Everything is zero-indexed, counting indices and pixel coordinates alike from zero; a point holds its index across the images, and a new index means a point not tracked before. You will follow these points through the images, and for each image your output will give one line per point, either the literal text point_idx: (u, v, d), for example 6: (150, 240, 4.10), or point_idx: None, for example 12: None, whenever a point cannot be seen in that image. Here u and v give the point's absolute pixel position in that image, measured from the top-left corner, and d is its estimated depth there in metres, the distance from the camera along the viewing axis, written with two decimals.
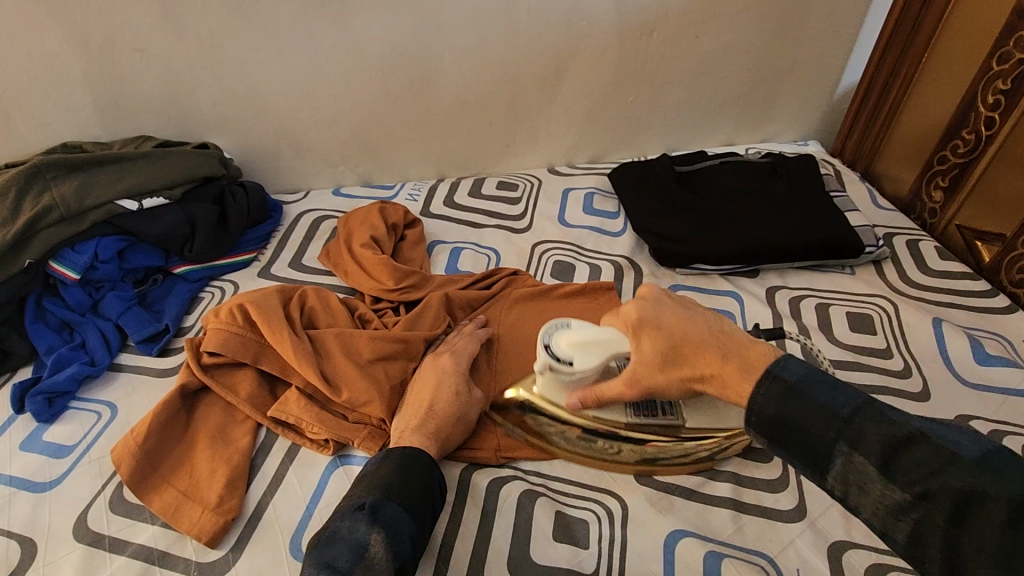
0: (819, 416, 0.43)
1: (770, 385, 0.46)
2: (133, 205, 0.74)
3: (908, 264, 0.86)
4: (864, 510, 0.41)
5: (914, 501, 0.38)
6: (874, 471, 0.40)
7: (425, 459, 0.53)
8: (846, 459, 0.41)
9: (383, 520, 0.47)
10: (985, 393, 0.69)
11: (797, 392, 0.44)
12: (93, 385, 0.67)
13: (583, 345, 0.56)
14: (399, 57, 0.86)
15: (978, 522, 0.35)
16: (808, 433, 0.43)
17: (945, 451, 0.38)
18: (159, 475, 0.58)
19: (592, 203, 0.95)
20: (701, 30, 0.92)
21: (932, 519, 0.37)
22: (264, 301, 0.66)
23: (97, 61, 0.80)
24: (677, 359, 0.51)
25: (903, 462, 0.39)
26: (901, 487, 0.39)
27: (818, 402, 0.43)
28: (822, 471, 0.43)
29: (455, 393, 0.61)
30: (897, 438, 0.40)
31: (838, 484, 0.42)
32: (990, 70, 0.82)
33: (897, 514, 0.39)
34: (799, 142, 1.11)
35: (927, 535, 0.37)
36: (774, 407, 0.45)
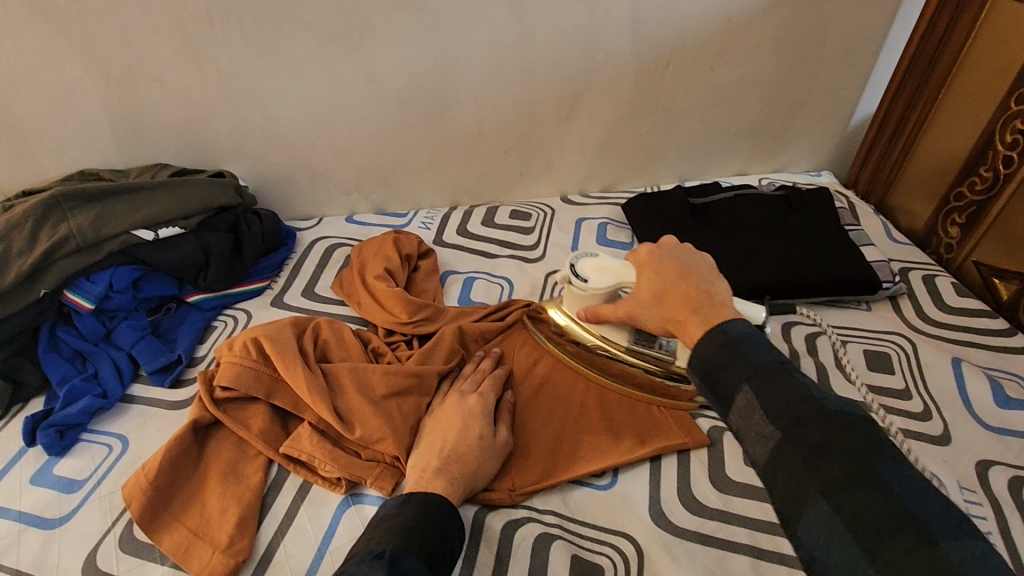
0: (744, 365, 0.46)
1: (718, 334, 0.49)
2: (149, 235, 0.74)
3: (925, 301, 0.85)
4: (742, 438, 0.45)
5: (778, 435, 0.42)
6: (763, 409, 0.44)
7: (445, 507, 0.53)
8: (748, 397, 0.45)
9: (402, 570, 0.46)
10: (1006, 437, 0.68)
11: (735, 344, 0.47)
12: (106, 417, 0.67)
13: (600, 267, 0.67)
14: (416, 88, 0.87)
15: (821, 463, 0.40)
16: (727, 372, 0.46)
17: (818, 405, 0.42)
18: (170, 513, 0.57)
19: (605, 234, 0.95)
20: (715, 62, 0.93)
21: (786, 451, 0.42)
22: (278, 334, 0.66)
23: (117, 91, 0.81)
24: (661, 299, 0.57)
25: (787, 409, 0.43)
26: (774, 423, 0.43)
27: (750, 354, 0.46)
28: (725, 403, 0.46)
29: (479, 436, 0.61)
30: (795, 391, 0.43)
31: (733, 416, 0.46)
32: (1008, 109, 0.81)
33: (762, 442, 0.43)
34: (812, 173, 1.11)
35: (779, 462, 0.42)
36: (710, 351, 0.48)
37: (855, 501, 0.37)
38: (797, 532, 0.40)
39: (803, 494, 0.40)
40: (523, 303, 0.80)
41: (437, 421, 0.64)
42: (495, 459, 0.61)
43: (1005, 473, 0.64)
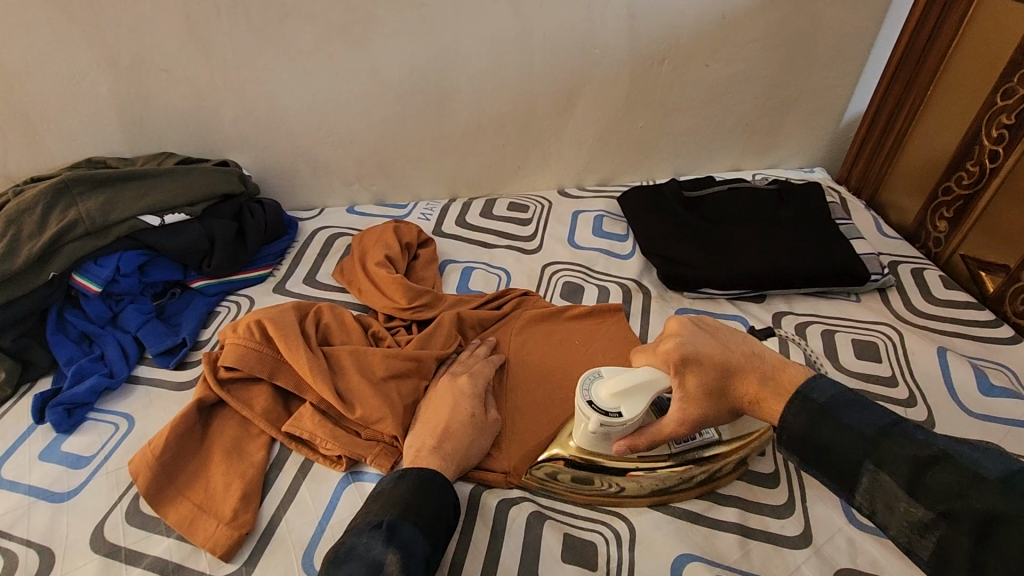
0: (849, 436, 0.45)
1: (800, 407, 0.48)
2: (155, 221, 0.75)
3: (912, 293, 0.87)
4: (889, 527, 0.44)
5: (936, 519, 0.41)
6: (900, 490, 0.42)
7: (440, 481, 0.55)
8: (873, 477, 0.44)
9: (398, 541, 0.48)
10: (989, 423, 0.70)
11: (827, 414, 0.47)
12: (112, 397, 0.68)
13: (627, 393, 0.54)
14: (417, 80, 0.89)
15: (999, 544, 0.37)
16: (837, 453, 0.46)
17: (963, 471, 0.40)
18: (175, 488, 0.59)
19: (601, 226, 0.97)
20: (710, 59, 0.95)
21: (956, 537, 0.40)
22: (281, 317, 0.68)
23: (125, 80, 0.82)
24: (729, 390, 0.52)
25: (930, 484, 0.41)
26: (925, 505, 0.41)
27: (846, 425, 0.46)
28: (851, 488, 0.45)
29: (472, 415, 0.63)
30: (923, 459, 0.42)
31: (868, 502, 0.45)
32: (994, 104, 0.83)
33: (919, 531, 0.42)
34: (805, 169, 1.13)
35: (947, 550, 0.40)
36: (802, 426, 0.48)
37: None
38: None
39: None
40: (519, 291, 0.82)
41: (432, 402, 0.66)
42: (486, 437, 0.63)
43: None
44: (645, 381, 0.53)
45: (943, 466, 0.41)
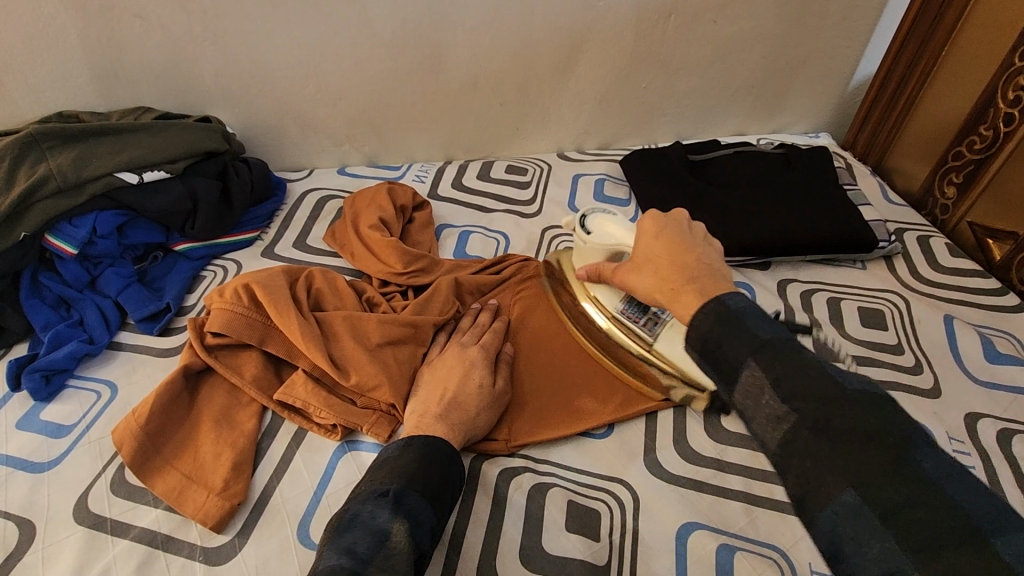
0: (745, 337, 0.43)
1: (710, 309, 0.45)
2: (133, 178, 0.71)
3: (919, 260, 0.86)
4: (752, 422, 0.41)
5: (790, 416, 0.39)
6: (772, 387, 0.40)
7: (446, 452, 0.53)
8: (751, 374, 0.42)
9: (405, 511, 0.46)
10: (994, 391, 0.69)
11: (733, 317, 0.44)
12: (93, 364, 0.65)
13: (608, 225, 0.67)
14: (411, 31, 0.83)
15: (843, 448, 0.36)
16: (724, 347, 0.43)
17: (836, 386, 0.39)
18: (163, 457, 0.56)
19: (602, 190, 0.94)
20: (719, 14, 0.90)
21: (801, 434, 0.38)
22: (270, 281, 0.64)
23: (96, 27, 0.77)
24: (659, 279, 0.52)
25: (799, 387, 0.39)
26: (785, 401, 0.39)
27: (748, 327, 0.43)
28: (729, 382, 0.43)
29: (480, 386, 0.61)
30: (801, 366, 0.40)
31: (738, 396, 0.42)
32: (1012, 65, 0.80)
33: (774, 425, 0.40)
34: (810, 134, 1.10)
35: (790, 445, 0.38)
36: (707, 324, 0.45)
37: (885, 488, 0.34)
38: (817, 526, 0.36)
39: (826, 486, 0.36)
40: (519, 257, 0.79)
41: (433, 369, 0.63)
42: (495, 408, 0.61)
43: (993, 425, 0.65)
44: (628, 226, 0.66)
45: (821, 377, 0.39)
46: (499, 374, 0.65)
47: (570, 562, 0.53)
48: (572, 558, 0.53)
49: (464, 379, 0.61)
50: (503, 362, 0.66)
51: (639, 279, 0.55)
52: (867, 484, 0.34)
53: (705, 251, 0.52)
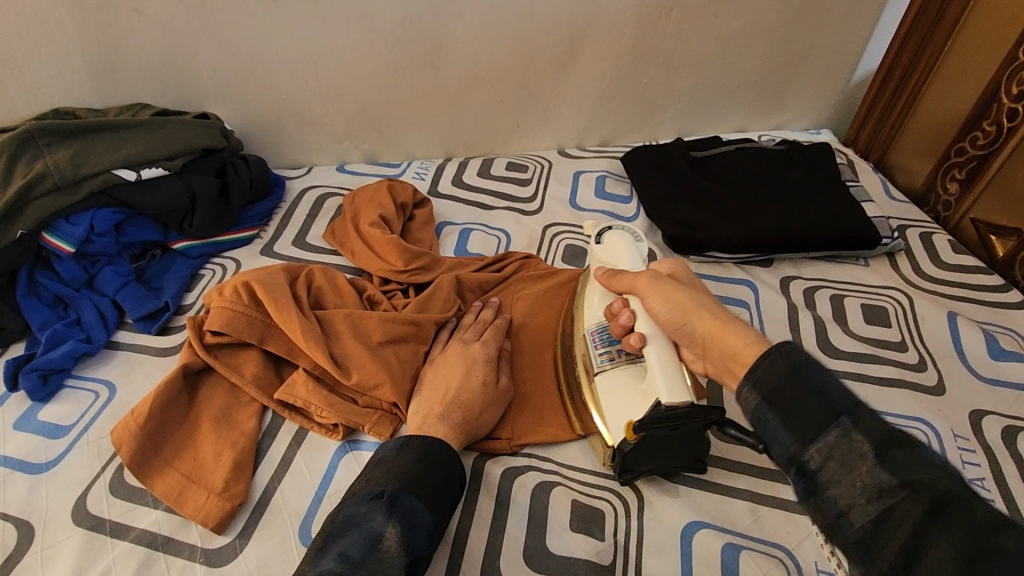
0: (826, 397, 0.42)
1: (781, 357, 0.45)
2: (131, 175, 0.70)
3: (922, 257, 0.85)
4: (833, 487, 0.40)
5: (895, 488, 0.37)
6: (868, 453, 0.38)
7: (446, 452, 0.52)
8: (841, 435, 0.40)
9: (400, 513, 0.46)
10: (998, 388, 0.69)
11: (804, 373, 0.43)
12: (91, 363, 0.65)
13: (620, 246, 0.66)
14: (411, 28, 0.83)
15: (956, 529, 0.33)
16: (802, 406, 0.42)
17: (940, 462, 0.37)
18: (162, 458, 0.56)
19: (604, 186, 0.93)
20: (722, 9, 0.90)
21: (906, 508, 0.36)
22: (270, 279, 0.64)
23: (92, 22, 0.76)
24: (688, 309, 0.53)
25: (901, 461, 0.37)
26: (885, 471, 0.37)
27: (826, 388, 0.42)
28: (808, 441, 0.41)
29: (482, 383, 0.60)
30: (896, 437, 0.39)
31: (818, 458, 0.41)
32: (1015, 60, 0.80)
33: (869, 495, 0.38)
34: (812, 130, 1.09)
35: (889, 517, 0.37)
36: (780, 376, 0.44)
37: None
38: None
39: (936, 569, 0.33)
40: (520, 254, 0.79)
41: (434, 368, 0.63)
42: (498, 406, 0.61)
43: (998, 423, 0.65)
44: (638, 256, 0.65)
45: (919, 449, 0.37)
46: (501, 371, 0.64)
47: (574, 562, 0.52)
48: (576, 557, 0.52)
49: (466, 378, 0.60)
50: (505, 360, 0.66)
51: (652, 305, 0.55)
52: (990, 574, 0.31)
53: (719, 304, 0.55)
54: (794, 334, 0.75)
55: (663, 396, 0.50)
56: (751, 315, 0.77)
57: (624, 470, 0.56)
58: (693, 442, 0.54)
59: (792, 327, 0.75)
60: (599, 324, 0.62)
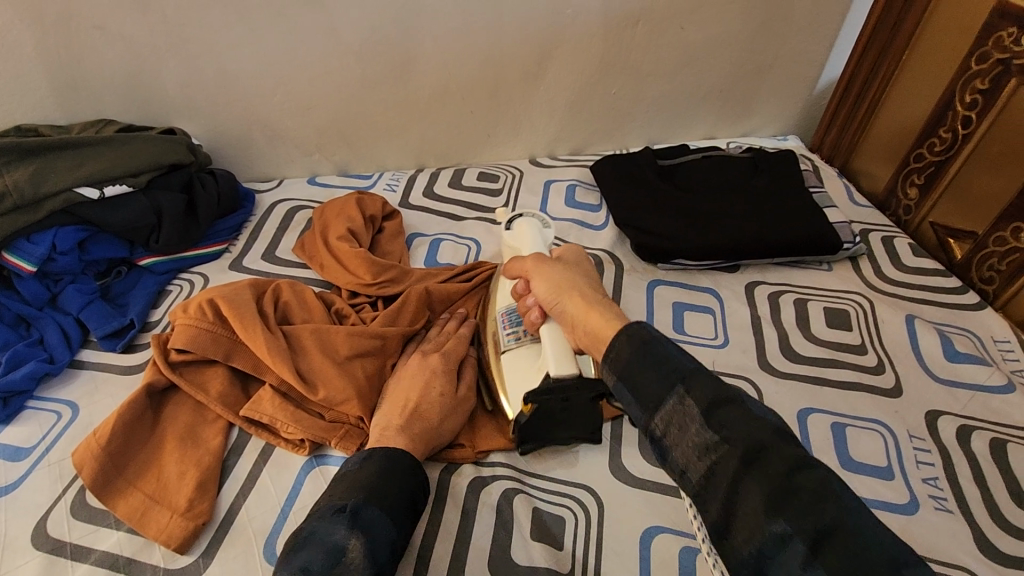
0: (666, 364, 0.44)
1: (630, 335, 0.47)
2: (93, 193, 0.70)
3: (883, 261, 0.87)
4: (674, 451, 0.42)
5: (720, 445, 0.39)
6: (698, 414, 0.41)
7: (408, 463, 0.52)
8: (679, 400, 0.42)
9: (362, 525, 0.46)
10: (954, 388, 0.71)
11: (651, 344, 0.45)
12: (54, 383, 0.64)
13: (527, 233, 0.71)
14: (379, 42, 0.83)
15: (768, 479, 0.37)
16: (648, 376, 0.44)
17: (756, 415, 0.40)
18: (125, 479, 0.55)
19: (574, 195, 0.94)
20: (686, 21, 0.91)
21: (728, 463, 0.38)
22: (235, 295, 0.64)
23: (54, 39, 0.75)
24: (562, 290, 0.57)
25: (728, 417, 0.40)
26: (710, 430, 0.40)
27: (664, 356, 0.44)
28: (652, 408, 0.43)
29: (441, 393, 0.61)
30: (719, 396, 0.41)
31: (661, 423, 0.43)
32: (968, 69, 0.82)
33: (700, 454, 0.40)
34: (779, 137, 1.12)
35: (716, 474, 0.39)
36: (630, 352, 0.46)
37: (808, 517, 0.35)
38: (739, 555, 0.37)
39: (751, 515, 0.36)
40: (490, 264, 0.79)
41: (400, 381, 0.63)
42: (458, 417, 0.61)
43: (952, 422, 0.67)
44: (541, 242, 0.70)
45: (738, 406, 0.40)
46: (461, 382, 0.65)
47: (537, 571, 0.53)
48: (538, 567, 0.53)
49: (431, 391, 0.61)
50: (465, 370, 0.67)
51: (539, 288, 0.59)
52: (793, 516, 0.35)
53: (598, 290, 0.58)
54: (758, 339, 0.76)
55: (551, 370, 0.56)
56: (717, 322, 0.78)
57: (522, 441, 0.59)
58: (581, 417, 0.58)
59: (756, 333, 0.77)
60: (509, 306, 0.67)
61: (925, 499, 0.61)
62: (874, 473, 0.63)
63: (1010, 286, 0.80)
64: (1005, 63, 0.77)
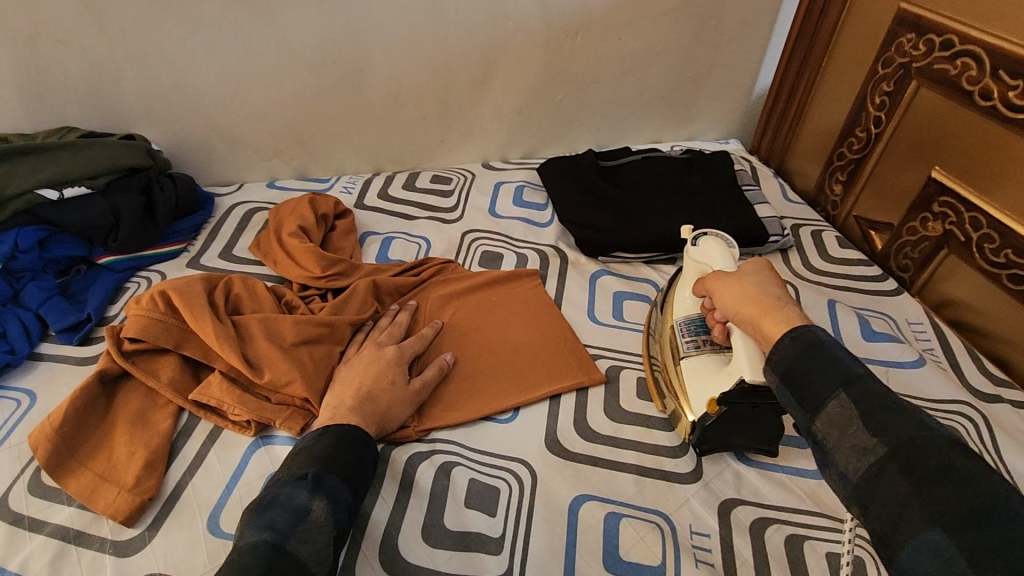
0: (831, 366, 0.44)
1: (795, 338, 0.48)
2: (52, 195, 0.74)
3: (811, 252, 0.93)
4: (834, 454, 0.42)
5: (880, 449, 0.40)
6: (858, 417, 0.42)
7: (360, 438, 0.56)
8: (840, 405, 0.43)
9: (323, 489, 0.50)
10: (869, 364, 0.76)
11: (818, 346, 0.46)
12: (14, 374, 0.67)
13: (711, 247, 0.69)
14: (330, 52, 0.88)
15: (938, 487, 0.36)
16: (811, 378, 0.45)
17: (932, 426, 0.39)
18: (77, 460, 0.58)
19: (522, 195, 0.99)
20: (623, 32, 0.97)
21: (887, 467, 0.39)
22: (187, 287, 0.67)
23: (15, 50, 0.79)
24: (740, 298, 0.55)
25: (892, 425, 0.40)
26: (873, 434, 0.40)
27: (834, 359, 0.45)
28: (814, 411, 0.44)
29: (392, 383, 0.64)
30: (884, 403, 0.41)
31: (822, 426, 0.43)
32: (876, 74, 0.89)
33: (858, 457, 0.41)
34: (721, 141, 1.18)
35: (877, 478, 0.39)
36: (794, 351, 0.47)
37: (974, 530, 0.33)
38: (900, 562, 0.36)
39: (915, 524, 0.36)
40: (438, 260, 0.84)
41: (345, 364, 0.67)
42: (409, 405, 0.64)
43: None
44: (732, 257, 0.68)
45: (909, 415, 0.40)
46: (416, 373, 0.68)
47: (468, 535, 0.57)
48: (470, 531, 0.57)
49: (373, 372, 0.65)
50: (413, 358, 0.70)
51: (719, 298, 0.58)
52: (957, 525, 0.34)
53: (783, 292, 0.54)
54: None
55: (747, 374, 0.56)
56: None
57: (702, 441, 0.63)
58: (761, 421, 0.61)
59: None
60: (687, 316, 0.70)
61: None
62: (791, 442, 0.66)
63: (923, 273, 0.85)
64: (904, 67, 0.84)
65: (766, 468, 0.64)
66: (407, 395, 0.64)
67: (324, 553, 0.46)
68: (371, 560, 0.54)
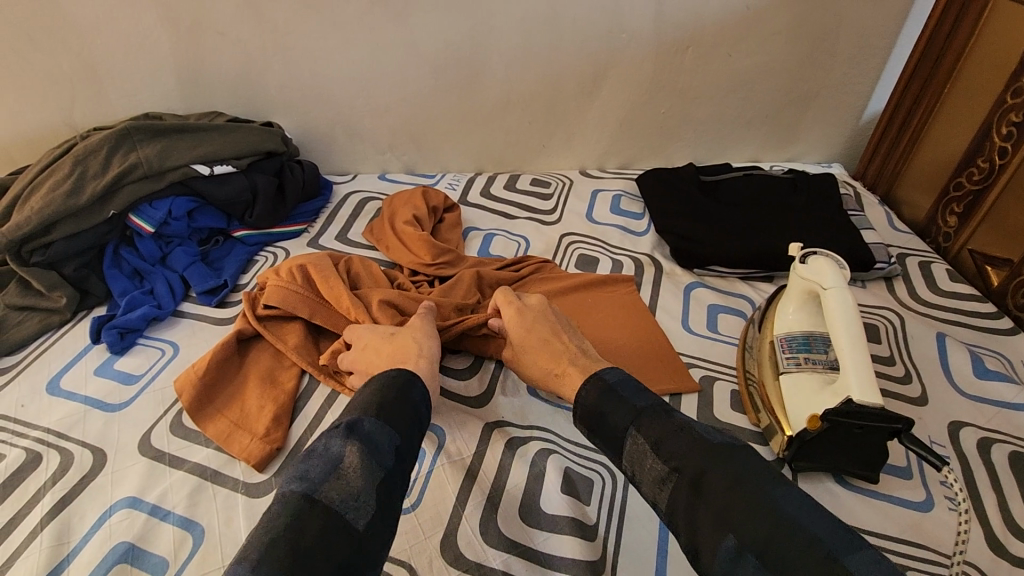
0: (622, 406, 0.52)
1: (591, 386, 0.55)
2: (206, 170, 0.82)
3: (918, 283, 0.90)
4: (642, 484, 0.48)
5: (670, 475, 0.45)
6: (649, 449, 0.48)
7: (407, 377, 0.56)
8: (635, 442, 0.49)
9: (361, 434, 0.48)
10: (980, 403, 0.72)
11: (611, 390, 0.54)
12: (159, 326, 0.75)
13: (824, 267, 0.68)
14: (451, 57, 0.94)
15: (715, 498, 0.42)
16: (607, 420, 0.52)
17: (702, 439, 0.46)
18: (215, 407, 0.65)
19: (619, 204, 1.01)
20: (734, 49, 0.98)
21: (680, 488, 0.44)
22: (320, 264, 0.74)
23: (184, 41, 0.89)
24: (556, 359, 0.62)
25: (678, 449, 0.46)
26: (664, 463, 0.46)
27: (624, 398, 0.52)
28: (618, 452, 0.50)
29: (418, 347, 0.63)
30: (668, 429, 0.48)
31: (627, 462, 0.49)
32: (1004, 103, 0.85)
33: (660, 486, 0.46)
34: (823, 164, 1.16)
35: (675, 502, 0.44)
36: (591, 399, 0.54)
37: (751, 532, 0.39)
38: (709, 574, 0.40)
39: (704, 531, 0.41)
40: (538, 259, 0.87)
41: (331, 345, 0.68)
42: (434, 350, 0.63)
43: (974, 434, 0.69)
44: (844, 279, 0.67)
45: (686, 436, 0.46)
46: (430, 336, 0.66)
47: (562, 519, 0.58)
48: (563, 516, 0.58)
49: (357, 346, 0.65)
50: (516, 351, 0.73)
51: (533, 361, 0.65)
52: (737, 527, 0.40)
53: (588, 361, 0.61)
54: None
55: (856, 394, 0.57)
56: None
57: (797, 457, 0.62)
58: (867, 447, 0.60)
59: None
60: (789, 333, 0.70)
61: (941, 499, 0.62)
62: (893, 470, 0.64)
63: None
64: None
65: (867, 493, 0.62)
66: (416, 327, 0.66)
67: (362, 494, 0.44)
68: (470, 530, 0.57)
